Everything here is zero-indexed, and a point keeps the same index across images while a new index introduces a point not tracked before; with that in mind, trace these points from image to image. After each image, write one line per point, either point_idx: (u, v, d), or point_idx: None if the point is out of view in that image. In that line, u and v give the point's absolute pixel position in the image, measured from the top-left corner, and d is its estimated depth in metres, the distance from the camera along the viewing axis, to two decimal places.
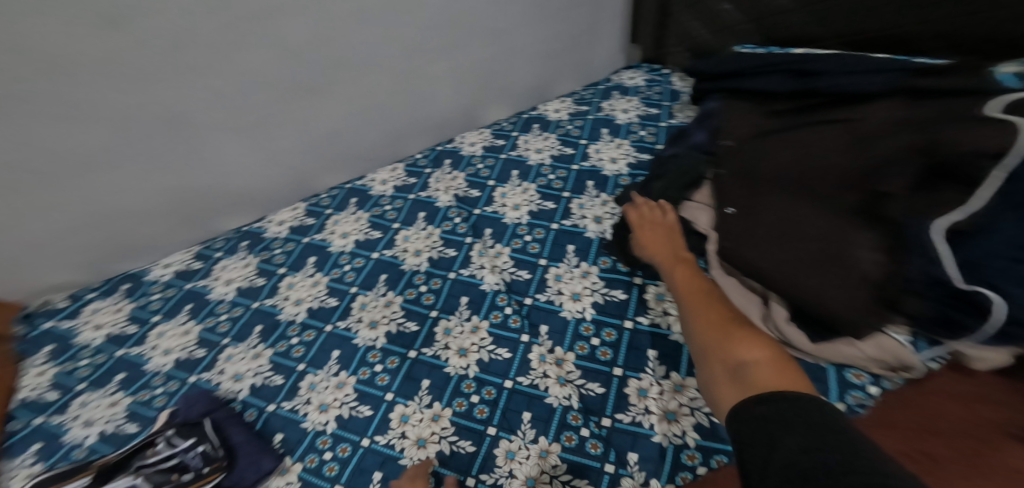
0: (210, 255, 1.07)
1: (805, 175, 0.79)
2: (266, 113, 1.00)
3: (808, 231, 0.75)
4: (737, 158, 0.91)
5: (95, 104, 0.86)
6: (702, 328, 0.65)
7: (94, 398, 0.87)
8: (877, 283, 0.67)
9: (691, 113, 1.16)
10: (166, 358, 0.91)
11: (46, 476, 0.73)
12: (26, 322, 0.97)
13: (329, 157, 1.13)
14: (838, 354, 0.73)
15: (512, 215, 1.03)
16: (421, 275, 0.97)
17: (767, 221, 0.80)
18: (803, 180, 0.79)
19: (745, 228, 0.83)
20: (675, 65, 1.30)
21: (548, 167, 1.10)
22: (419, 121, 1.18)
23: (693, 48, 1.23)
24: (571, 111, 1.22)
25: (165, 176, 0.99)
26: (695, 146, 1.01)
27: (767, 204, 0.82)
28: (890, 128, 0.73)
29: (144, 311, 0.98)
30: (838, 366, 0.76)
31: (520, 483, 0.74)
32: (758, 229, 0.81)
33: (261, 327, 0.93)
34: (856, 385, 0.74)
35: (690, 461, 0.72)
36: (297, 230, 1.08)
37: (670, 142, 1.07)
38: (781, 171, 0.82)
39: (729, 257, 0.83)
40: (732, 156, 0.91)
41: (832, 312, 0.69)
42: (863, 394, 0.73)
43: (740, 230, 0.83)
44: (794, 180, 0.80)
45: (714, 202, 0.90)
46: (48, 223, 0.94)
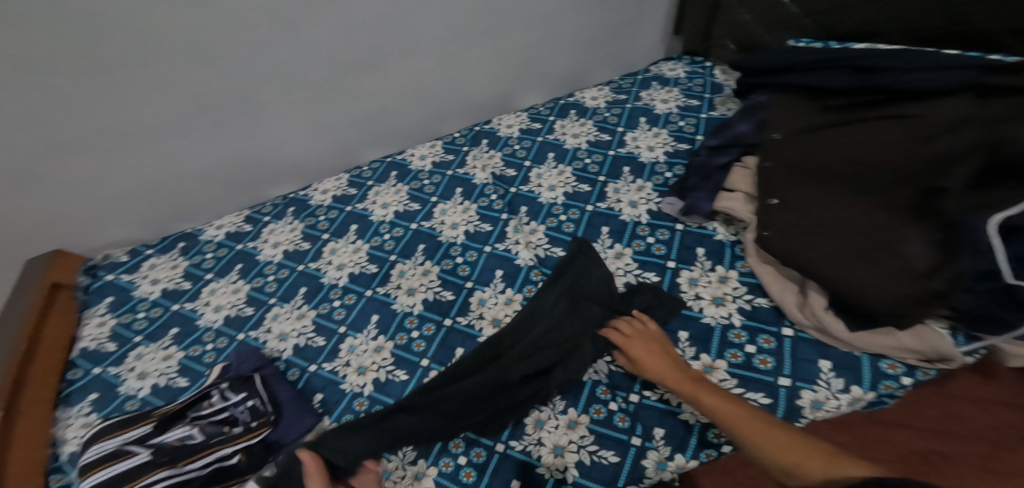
0: (258, 219, 1.12)
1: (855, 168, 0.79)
2: (319, 89, 1.05)
3: (853, 225, 0.76)
4: (784, 150, 0.89)
5: (169, 73, 0.91)
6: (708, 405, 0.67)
7: (149, 350, 0.93)
8: (925, 274, 0.70)
9: (733, 107, 1.16)
10: (217, 314, 0.96)
11: (107, 424, 0.77)
12: (90, 274, 1.04)
13: (373, 134, 1.17)
14: (876, 344, 0.75)
15: (547, 195, 1.05)
16: (458, 246, 1.00)
17: (811, 213, 0.81)
18: (851, 173, 0.80)
19: (789, 218, 0.83)
20: (718, 58, 1.29)
21: (584, 150, 1.12)
22: (460, 101, 1.21)
23: (742, 41, 1.22)
24: (609, 99, 1.24)
25: (223, 144, 1.05)
26: (738, 137, 1.01)
27: (813, 196, 0.82)
28: (947, 125, 0.74)
29: (198, 269, 1.04)
30: (870, 354, 0.77)
31: (548, 451, 0.77)
32: (803, 220, 0.81)
33: (305, 289, 0.98)
34: (888, 376, 0.75)
35: (716, 439, 0.74)
36: (339, 199, 1.12)
37: (712, 133, 1.07)
38: (828, 165, 0.82)
39: (770, 247, 0.83)
40: (781, 148, 0.90)
41: (876, 305, 0.71)
42: (896, 385, 0.74)
43: (784, 222, 0.83)
44: (841, 173, 0.81)
45: (758, 193, 0.90)
46: (115, 184, 1.01)
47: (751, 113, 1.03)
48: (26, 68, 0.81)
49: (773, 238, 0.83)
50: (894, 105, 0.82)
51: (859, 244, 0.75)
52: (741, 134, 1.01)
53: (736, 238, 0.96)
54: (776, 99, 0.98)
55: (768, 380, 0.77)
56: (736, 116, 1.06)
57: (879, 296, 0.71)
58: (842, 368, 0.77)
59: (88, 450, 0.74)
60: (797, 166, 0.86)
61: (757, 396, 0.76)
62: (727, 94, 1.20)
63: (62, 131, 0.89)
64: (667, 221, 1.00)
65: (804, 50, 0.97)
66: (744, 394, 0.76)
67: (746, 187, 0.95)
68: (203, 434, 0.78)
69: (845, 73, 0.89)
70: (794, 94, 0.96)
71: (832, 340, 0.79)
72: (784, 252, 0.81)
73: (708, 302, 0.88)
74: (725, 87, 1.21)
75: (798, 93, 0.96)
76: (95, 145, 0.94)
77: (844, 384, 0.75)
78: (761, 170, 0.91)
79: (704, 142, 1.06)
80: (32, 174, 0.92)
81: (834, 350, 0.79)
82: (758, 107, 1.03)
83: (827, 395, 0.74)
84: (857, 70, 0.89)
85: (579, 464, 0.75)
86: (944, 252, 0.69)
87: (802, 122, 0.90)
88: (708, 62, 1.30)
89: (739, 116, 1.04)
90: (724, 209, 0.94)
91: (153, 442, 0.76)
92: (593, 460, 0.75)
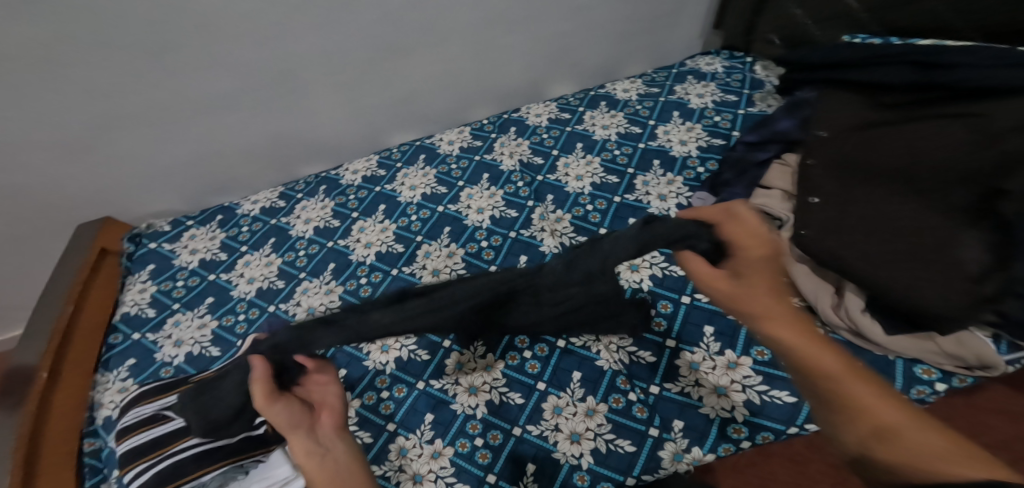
0: (292, 196, 1.15)
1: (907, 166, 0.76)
2: (356, 72, 1.07)
3: (902, 226, 0.74)
4: (830, 146, 0.85)
5: (219, 53, 0.95)
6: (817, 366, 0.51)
7: (186, 318, 0.97)
8: (976, 278, 0.67)
9: (773, 103, 1.12)
10: (251, 286, 1.00)
11: (147, 389, 0.83)
12: (133, 241, 1.09)
13: (403, 117, 1.19)
14: (915, 348, 0.72)
15: (574, 185, 1.05)
16: (483, 231, 1.01)
17: (856, 211, 0.78)
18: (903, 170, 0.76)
19: (830, 216, 0.79)
20: (759, 54, 1.26)
21: (614, 142, 1.11)
22: (492, 89, 1.22)
23: (788, 38, 1.17)
24: (641, 92, 1.22)
25: (263, 122, 1.08)
26: (780, 134, 0.98)
27: (856, 195, 0.80)
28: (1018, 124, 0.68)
29: (234, 241, 1.08)
30: (904, 359, 0.75)
31: (565, 437, 0.77)
32: (846, 219, 0.78)
33: (333, 265, 1.00)
34: (923, 381, 0.72)
35: (735, 435, 0.74)
36: (369, 180, 1.14)
37: (752, 129, 1.03)
38: (877, 163, 0.79)
39: (809, 246, 0.79)
40: (825, 146, 0.86)
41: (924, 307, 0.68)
42: (931, 390, 0.71)
43: (824, 219, 0.80)
44: (890, 170, 0.77)
45: (797, 192, 0.86)
46: (161, 156, 1.06)
47: (795, 109, 0.99)
48: (91, 41, 0.86)
49: (811, 238, 0.79)
50: (958, 103, 0.78)
51: (907, 246, 0.72)
52: (783, 131, 0.97)
53: None
54: (823, 95, 0.93)
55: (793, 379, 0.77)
56: (778, 111, 1.01)
57: (927, 300, 0.68)
58: (874, 371, 0.74)
59: (128, 411, 0.80)
60: (844, 163, 0.82)
61: (781, 393, 0.76)
62: (768, 90, 1.15)
63: (121, 104, 0.95)
64: None
65: (859, 45, 0.93)
66: (768, 392, 0.76)
67: (784, 185, 0.91)
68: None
69: (905, 69, 0.85)
70: (843, 91, 0.92)
71: (866, 343, 0.76)
72: (823, 252, 0.77)
73: None
74: (766, 83, 1.17)
75: (848, 90, 0.91)
76: (147, 118, 0.99)
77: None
78: (803, 168, 0.87)
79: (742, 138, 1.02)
80: (91, 142, 0.99)
81: (868, 354, 0.76)
82: (802, 103, 0.98)
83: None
84: (919, 66, 0.84)
85: (595, 452, 0.75)
86: (1000, 257, 0.67)
87: (853, 120, 0.85)
88: (749, 56, 1.26)
89: (781, 113, 0.99)
90: (758, 206, 0.92)
91: None
92: (610, 448, 0.75)
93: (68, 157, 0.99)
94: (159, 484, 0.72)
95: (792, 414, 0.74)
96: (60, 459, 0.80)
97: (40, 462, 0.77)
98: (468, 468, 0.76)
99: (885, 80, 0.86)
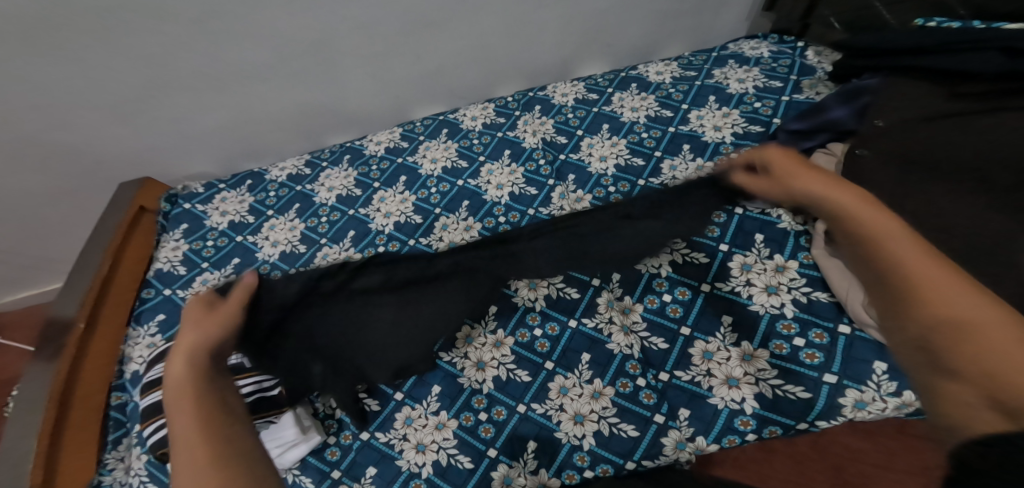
0: (317, 164, 1.17)
1: (966, 166, 0.71)
2: (388, 46, 1.07)
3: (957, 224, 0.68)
4: (886, 139, 0.78)
5: (262, 24, 0.97)
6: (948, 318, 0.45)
7: (213, 277, 1.01)
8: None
9: (823, 90, 1.02)
10: (274, 250, 1.03)
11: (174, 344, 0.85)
12: (170, 201, 1.14)
13: (431, 90, 1.20)
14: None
15: (597, 166, 1.03)
16: (501, 206, 1.00)
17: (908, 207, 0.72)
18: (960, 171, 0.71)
19: None
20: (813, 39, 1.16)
21: (642, 125, 1.08)
22: (521, 65, 1.21)
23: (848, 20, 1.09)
24: (675, 75, 1.16)
25: (297, 92, 1.11)
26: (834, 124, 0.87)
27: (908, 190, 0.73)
28: None
29: (262, 205, 1.11)
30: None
31: (568, 418, 0.78)
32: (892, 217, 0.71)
33: (354, 233, 1.02)
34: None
35: (742, 427, 0.74)
36: (392, 151, 1.15)
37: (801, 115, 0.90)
38: (937, 157, 0.73)
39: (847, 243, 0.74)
40: (881, 137, 0.79)
41: None
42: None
43: None
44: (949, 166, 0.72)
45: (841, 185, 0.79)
46: (201, 122, 1.11)
47: (852, 96, 0.87)
48: (139, 10, 0.90)
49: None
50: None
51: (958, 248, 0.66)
52: (836, 121, 0.86)
53: (804, 229, 0.86)
54: (888, 84, 0.84)
55: (811, 375, 0.75)
56: (829, 97, 0.89)
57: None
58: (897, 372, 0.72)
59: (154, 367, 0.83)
60: (900, 154, 0.76)
61: (795, 389, 0.74)
62: (820, 76, 1.05)
63: (167, 72, 1.00)
64: (725, 203, 0.92)
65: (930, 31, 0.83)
66: (782, 386, 0.75)
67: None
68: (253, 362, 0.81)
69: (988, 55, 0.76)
70: (910, 80, 0.83)
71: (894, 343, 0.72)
72: None
73: (759, 289, 0.82)
74: (818, 70, 1.07)
75: (914, 81, 0.82)
76: (188, 84, 1.03)
77: (897, 389, 0.71)
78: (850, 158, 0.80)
79: (787, 124, 0.89)
80: (137, 104, 1.04)
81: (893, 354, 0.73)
82: (861, 91, 0.87)
83: (874, 398, 0.72)
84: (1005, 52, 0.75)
85: (598, 434, 0.77)
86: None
87: (916, 112, 0.79)
88: (802, 40, 1.15)
89: (835, 99, 0.88)
90: None
91: None
92: (612, 432, 0.76)
93: (116, 119, 1.06)
94: None
95: (806, 410, 0.73)
96: (90, 411, 0.88)
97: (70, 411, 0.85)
98: (470, 441, 0.79)
99: (966, 69, 0.77)
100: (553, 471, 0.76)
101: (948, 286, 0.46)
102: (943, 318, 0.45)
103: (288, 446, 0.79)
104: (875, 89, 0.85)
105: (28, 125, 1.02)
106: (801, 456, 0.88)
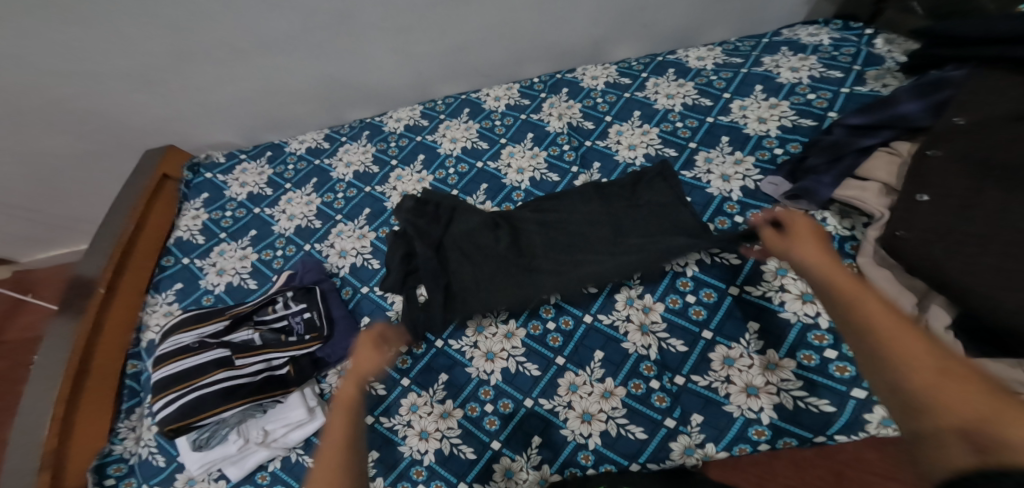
0: (336, 138, 1.16)
1: None
2: (412, 18, 1.03)
3: None
4: (963, 139, 0.70)
5: None
6: (896, 353, 0.47)
7: (230, 248, 1.02)
8: None
9: (892, 83, 0.91)
10: (290, 224, 1.02)
11: (189, 315, 0.86)
12: (193, 170, 1.16)
13: (456, 69, 1.16)
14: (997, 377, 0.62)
15: (625, 154, 0.97)
16: (521, 192, 0.97)
17: (980, 217, 0.64)
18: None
19: (938, 221, 0.67)
20: (883, 25, 1.03)
21: (677, 113, 1.00)
22: (550, 44, 1.15)
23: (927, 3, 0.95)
24: (719, 61, 1.07)
25: (318, 66, 1.09)
26: (900, 119, 0.79)
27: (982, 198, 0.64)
28: None
29: (280, 178, 1.11)
30: None
31: (576, 416, 0.75)
32: (959, 229, 0.65)
33: (369, 211, 1.00)
34: None
35: (756, 437, 0.69)
36: (411, 129, 1.12)
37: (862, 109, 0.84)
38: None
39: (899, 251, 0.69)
40: (956, 136, 0.71)
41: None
42: None
43: (931, 223, 0.67)
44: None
45: (903, 186, 0.73)
46: (224, 94, 1.11)
47: (930, 90, 0.79)
48: None
49: (907, 241, 0.68)
50: None
51: None
52: (904, 115, 0.79)
53: (851, 234, 0.78)
54: (971, 77, 0.74)
55: (839, 389, 0.68)
56: (902, 90, 0.81)
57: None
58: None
59: (167, 339, 0.83)
60: (974, 158, 0.67)
61: (819, 402, 0.68)
62: (889, 67, 0.94)
63: (189, 43, 0.99)
64: (765, 202, 0.85)
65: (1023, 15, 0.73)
66: (805, 398, 0.69)
67: (885, 177, 0.77)
68: (263, 339, 0.84)
69: None
70: (998, 73, 0.72)
71: None
72: (915, 258, 0.67)
73: (793, 296, 0.76)
74: (886, 59, 0.96)
75: (1006, 76, 0.71)
76: (212, 55, 1.02)
77: None
78: (919, 159, 0.73)
79: (843, 119, 0.84)
80: (162, 75, 1.05)
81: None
82: (941, 83, 0.78)
83: None
84: None
85: (605, 434, 0.73)
86: None
87: (1001, 106, 0.69)
88: (869, 28, 1.03)
89: (909, 92, 0.80)
90: (845, 199, 0.78)
91: (223, 339, 0.83)
92: (620, 433, 0.73)
93: (141, 88, 1.07)
94: (180, 416, 0.74)
95: (826, 424, 0.67)
96: (106, 378, 0.89)
97: (87, 378, 0.87)
98: (474, 432, 0.77)
99: None
100: (556, 467, 0.73)
101: (912, 344, 0.47)
102: (900, 371, 0.45)
103: (294, 426, 0.79)
104: (957, 82, 0.76)
105: (60, 90, 1.05)
106: (802, 462, 0.71)
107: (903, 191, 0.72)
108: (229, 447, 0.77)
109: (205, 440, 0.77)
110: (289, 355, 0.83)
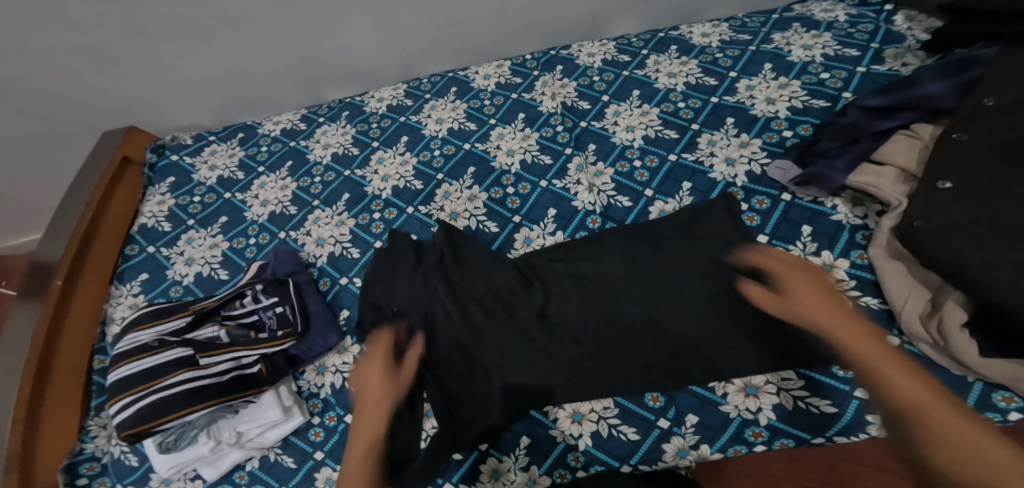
0: (314, 119, 1.08)
1: None
2: None
3: None
4: (989, 123, 0.64)
5: None
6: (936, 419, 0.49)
7: (199, 236, 0.95)
8: None
9: (912, 62, 0.85)
10: (263, 210, 0.96)
11: (153, 308, 0.80)
12: (156, 152, 1.08)
13: (441, 43, 1.08)
14: (1013, 378, 0.57)
15: (622, 136, 0.91)
16: (510, 176, 0.91)
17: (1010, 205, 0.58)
18: None
19: (962, 211, 0.61)
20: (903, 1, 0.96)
21: (679, 93, 0.94)
22: (543, 19, 1.07)
23: None
24: (725, 38, 1.01)
25: (293, 40, 1.01)
26: (924, 101, 0.74)
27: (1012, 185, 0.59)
28: None
29: (253, 161, 1.04)
30: (985, 383, 0.61)
31: (566, 415, 0.70)
32: (985, 217, 0.59)
33: (348, 196, 0.94)
34: (997, 410, 0.59)
35: (753, 438, 0.64)
36: (395, 109, 1.05)
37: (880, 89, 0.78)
38: None
39: (919, 243, 0.63)
40: (988, 118, 0.64)
41: None
42: (1001, 421, 0.59)
43: (954, 214, 0.61)
44: None
45: (923, 173, 0.68)
46: (190, 71, 1.03)
47: (957, 69, 0.73)
48: None
49: (925, 233, 0.63)
50: None
51: None
52: (926, 97, 0.74)
53: (863, 223, 0.74)
54: (1003, 55, 0.68)
55: (843, 389, 0.64)
56: (926, 70, 0.76)
57: None
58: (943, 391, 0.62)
59: (125, 337, 0.77)
60: (1006, 140, 0.61)
61: (820, 402, 0.64)
62: (909, 45, 0.88)
63: (149, 15, 0.91)
64: (771, 188, 0.80)
65: None
66: (806, 398, 0.65)
67: (904, 162, 0.72)
68: (230, 336, 0.78)
69: None
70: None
71: (948, 362, 0.62)
72: (936, 252, 0.61)
73: None
74: (906, 37, 0.90)
75: None
76: (171, 28, 0.94)
77: None
78: (943, 143, 0.67)
79: (860, 100, 0.78)
80: (120, 50, 0.96)
81: (941, 370, 0.63)
82: (969, 62, 0.72)
83: None
84: None
85: (595, 435, 0.68)
86: None
87: None
88: (888, 3, 0.96)
89: (932, 73, 0.74)
90: (860, 185, 0.73)
91: (186, 337, 0.77)
92: (611, 434, 0.68)
93: (96, 64, 0.98)
94: (140, 421, 0.68)
95: (827, 425, 0.63)
96: (72, 375, 0.82)
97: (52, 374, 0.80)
98: None
99: None
100: (544, 469, 0.68)
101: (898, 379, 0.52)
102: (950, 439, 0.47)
103: (270, 426, 0.73)
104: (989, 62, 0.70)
105: (10, 66, 0.96)
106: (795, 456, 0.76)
107: (924, 177, 0.66)
108: (201, 448, 0.72)
109: (173, 441, 0.71)
110: (260, 353, 0.77)
